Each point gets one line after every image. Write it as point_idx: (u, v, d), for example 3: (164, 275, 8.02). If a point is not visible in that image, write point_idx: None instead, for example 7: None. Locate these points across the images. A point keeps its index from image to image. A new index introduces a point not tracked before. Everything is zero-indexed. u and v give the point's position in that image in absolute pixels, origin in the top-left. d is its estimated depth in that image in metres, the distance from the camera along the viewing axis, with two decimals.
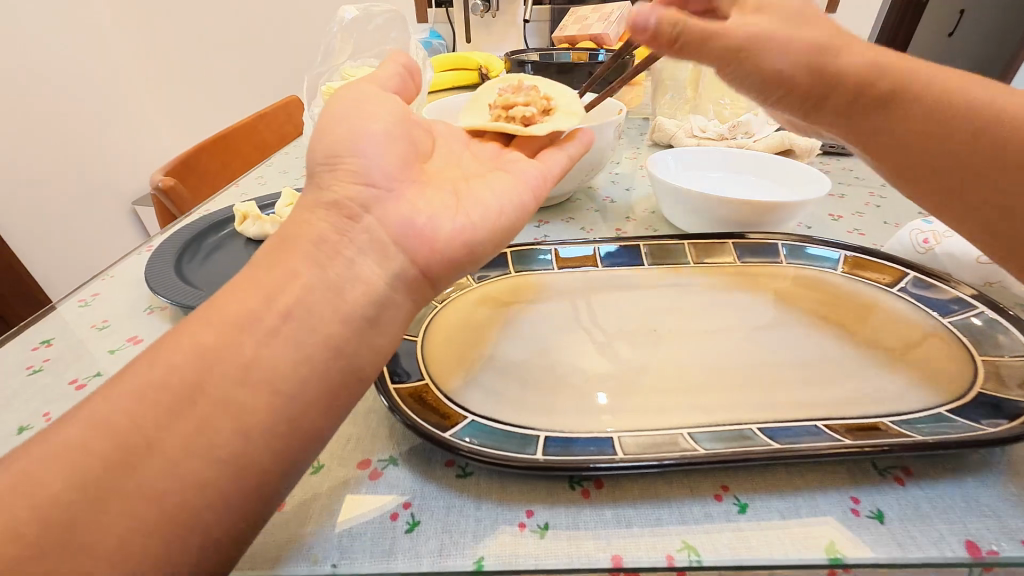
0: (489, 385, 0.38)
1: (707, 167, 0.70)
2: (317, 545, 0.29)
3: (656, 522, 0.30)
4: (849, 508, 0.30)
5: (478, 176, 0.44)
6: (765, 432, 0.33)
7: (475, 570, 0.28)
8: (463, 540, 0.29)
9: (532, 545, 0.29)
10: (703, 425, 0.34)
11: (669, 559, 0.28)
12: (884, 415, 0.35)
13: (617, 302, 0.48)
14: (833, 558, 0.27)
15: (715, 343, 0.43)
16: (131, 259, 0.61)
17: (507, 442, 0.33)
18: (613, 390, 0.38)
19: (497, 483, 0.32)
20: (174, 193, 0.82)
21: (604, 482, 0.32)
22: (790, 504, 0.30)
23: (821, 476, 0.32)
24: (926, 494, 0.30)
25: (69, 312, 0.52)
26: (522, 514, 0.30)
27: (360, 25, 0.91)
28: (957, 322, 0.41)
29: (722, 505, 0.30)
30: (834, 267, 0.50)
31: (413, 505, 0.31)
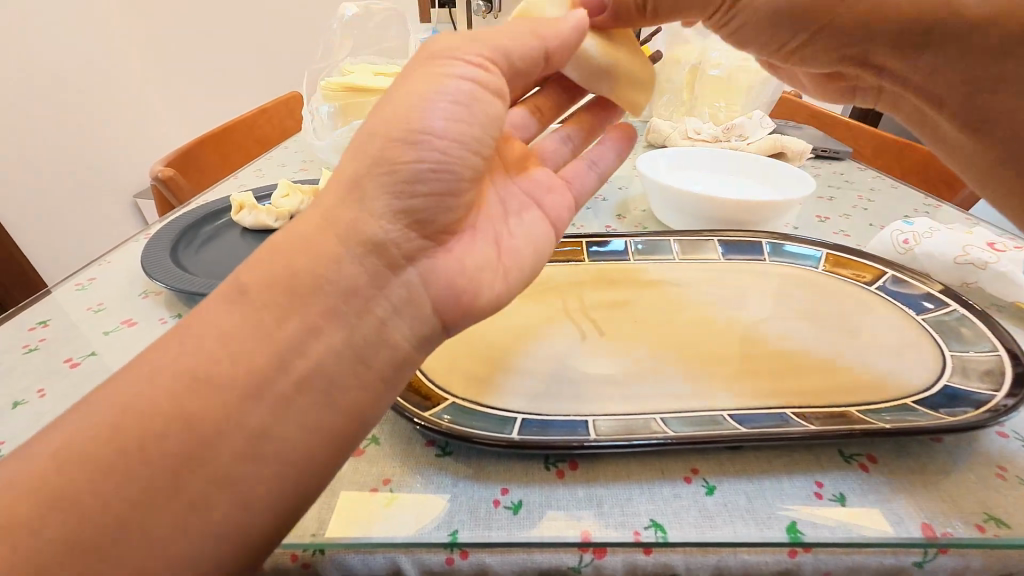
0: (475, 370, 0.39)
1: (697, 167, 0.71)
2: None
3: (626, 501, 0.31)
4: (813, 492, 0.31)
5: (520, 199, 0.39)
6: (734, 418, 0.35)
7: (449, 542, 0.29)
8: (440, 515, 0.30)
9: (505, 520, 0.30)
10: (678, 411, 0.36)
11: (636, 535, 0.29)
12: (854, 405, 0.36)
13: (602, 294, 0.49)
14: (793, 537, 0.28)
15: (698, 334, 0.44)
16: (128, 245, 0.62)
17: (486, 424, 0.34)
18: (597, 377, 0.39)
19: (475, 463, 0.33)
20: (174, 184, 0.83)
21: (578, 463, 0.33)
22: (756, 487, 0.31)
23: (788, 461, 0.33)
24: (887, 479, 0.31)
25: (66, 295, 0.53)
26: (498, 491, 0.32)
27: (361, 22, 0.92)
28: (930, 320, 0.43)
29: (691, 486, 0.31)
30: (815, 265, 0.51)
31: (393, 481, 0.32)
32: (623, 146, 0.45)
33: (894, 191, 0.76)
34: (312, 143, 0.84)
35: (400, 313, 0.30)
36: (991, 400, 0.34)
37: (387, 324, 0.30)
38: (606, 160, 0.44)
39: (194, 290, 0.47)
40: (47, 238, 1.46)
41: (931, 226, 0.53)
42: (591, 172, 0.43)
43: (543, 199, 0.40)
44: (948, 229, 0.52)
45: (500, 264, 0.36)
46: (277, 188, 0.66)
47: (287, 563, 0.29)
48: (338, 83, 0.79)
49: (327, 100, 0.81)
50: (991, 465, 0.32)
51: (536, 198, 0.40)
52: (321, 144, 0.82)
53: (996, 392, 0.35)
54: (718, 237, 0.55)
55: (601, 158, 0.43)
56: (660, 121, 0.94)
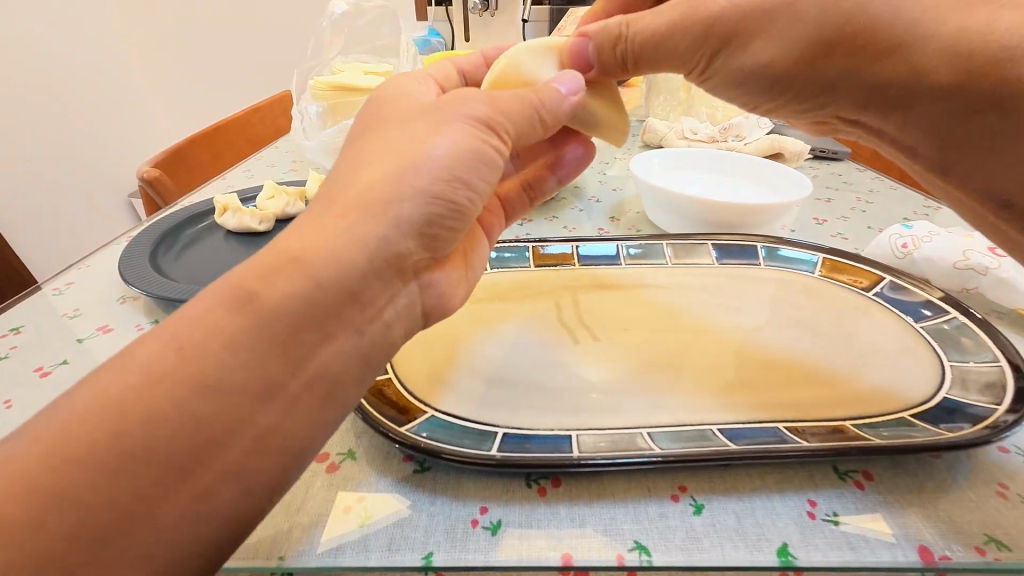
0: (456, 382, 0.37)
1: (692, 168, 0.70)
2: (267, 538, 0.29)
3: (609, 521, 0.29)
4: (806, 511, 0.30)
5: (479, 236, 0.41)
6: (724, 434, 0.33)
7: (424, 565, 0.27)
8: (415, 536, 0.29)
9: (483, 542, 0.28)
10: (665, 425, 0.34)
11: (619, 559, 0.27)
12: (850, 419, 0.34)
13: (592, 300, 0.48)
14: (784, 561, 0.27)
15: (688, 342, 0.43)
16: (109, 249, 0.61)
17: (466, 439, 0.32)
18: (584, 388, 0.38)
19: (453, 479, 0.32)
20: (159, 185, 0.82)
21: (561, 480, 0.32)
22: (747, 506, 0.30)
23: (779, 478, 0.32)
24: (883, 498, 0.30)
25: (41, 300, 0.52)
26: (476, 510, 0.30)
27: (351, 20, 0.91)
28: (929, 328, 0.41)
29: (678, 505, 0.30)
30: (811, 269, 0.50)
31: (367, 499, 0.31)
32: (571, 169, 0.47)
33: (893, 192, 0.75)
34: (301, 143, 0.82)
35: (395, 320, 0.31)
36: (991, 415, 0.33)
37: (390, 327, 0.30)
38: (545, 188, 0.47)
39: (172, 296, 0.46)
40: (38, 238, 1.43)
41: (930, 230, 0.52)
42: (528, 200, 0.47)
43: (489, 224, 0.43)
44: (947, 233, 0.51)
45: (466, 280, 0.38)
46: (263, 190, 0.64)
47: None
48: (327, 83, 0.78)
49: (317, 100, 0.80)
50: (991, 483, 0.31)
51: (485, 225, 0.43)
52: (311, 144, 0.80)
53: (996, 407, 0.33)
54: (712, 241, 0.54)
55: (541, 187, 0.47)
56: (655, 121, 0.92)
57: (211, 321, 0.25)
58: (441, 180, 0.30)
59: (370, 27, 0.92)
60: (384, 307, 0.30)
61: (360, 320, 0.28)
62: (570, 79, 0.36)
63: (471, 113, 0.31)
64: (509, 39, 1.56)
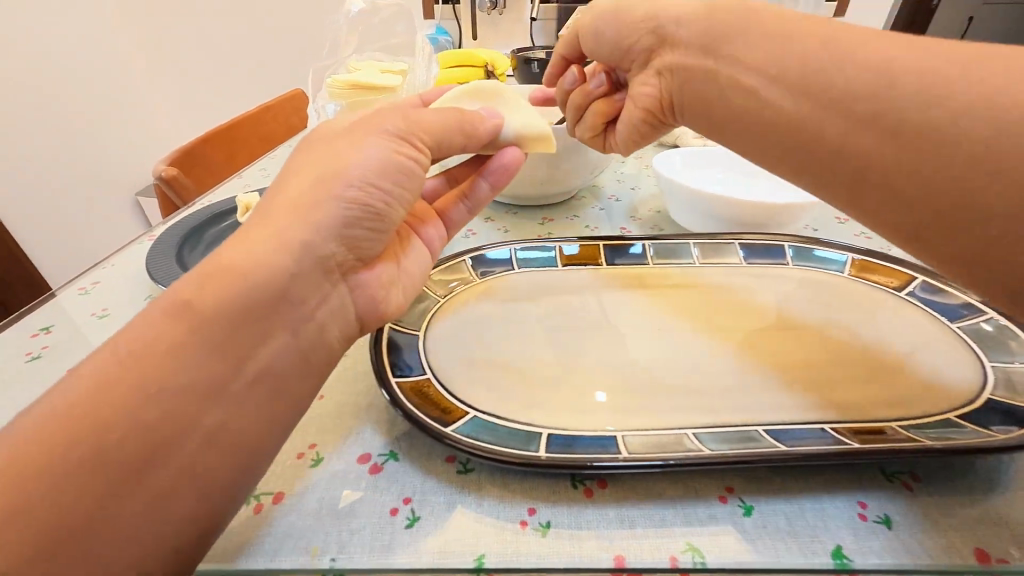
0: (492, 382, 0.37)
1: (712, 167, 0.70)
2: (315, 540, 0.28)
3: (660, 522, 0.29)
4: (857, 513, 0.29)
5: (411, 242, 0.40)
6: (771, 434, 0.33)
7: (476, 568, 0.27)
8: (465, 537, 0.29)
9: (534, 544, 0.28)
10: (709, 425, 0.34)
11: (673, 561, 0.27)
12: (894, 420, 0.34)
13: (623, 300, 0.48)
14: (840, 563, 0.27)
15: (724, 342, 0.42)
16: (132, 248, 0.61)
17: (511, 440, 0.32)
18: (622, 389, 0.38)
19: (498, 480, 0.32)
20: (177, 184, 0.81)
21: (607, 482, 0.32)
22: (797, 508, 0.30)
23: (827, 479, 0.31)
24: (934, 500, 0.30)
25: (70, 300, 0.52)
26: (524, 512, 0.30)
27: (366, 19, 0.91)
28: (967, 328, 0.41)
29: (727, 506, 0.30)
30: (841, 269, 0.50)
31: (414, 500, 0.31)
32: (502, 175, 0.44)
33: None
34: None
35: (328, 320, 0.32)
36: None
37: (325, 329, 0.32)
38: (478, 193, 0.45)
39: None
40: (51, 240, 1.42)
41: None
42: (463, 208, 0.45)
43: (420, 228, 0.42)
44: None
45: (400, 282, 0.38)
46: None
47: None
48: (344, 82, 0.77)
49: (334, 98, 0.79)
50: None
51: (416, 228, 0.42)
52: None
53: None
54: (740, 240, 0.53)
55: (474, 193, 0.44)
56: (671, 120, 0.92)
57: (222, 321, 0.27)
58: (361, 189, 0.32)
59: (385, 25, 0.92)
60: (320, 309, 0.31)
61: (297, 320, 0.30)
62: (494, 115, 0.43)
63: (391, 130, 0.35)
64: (516, 37, 1.55)
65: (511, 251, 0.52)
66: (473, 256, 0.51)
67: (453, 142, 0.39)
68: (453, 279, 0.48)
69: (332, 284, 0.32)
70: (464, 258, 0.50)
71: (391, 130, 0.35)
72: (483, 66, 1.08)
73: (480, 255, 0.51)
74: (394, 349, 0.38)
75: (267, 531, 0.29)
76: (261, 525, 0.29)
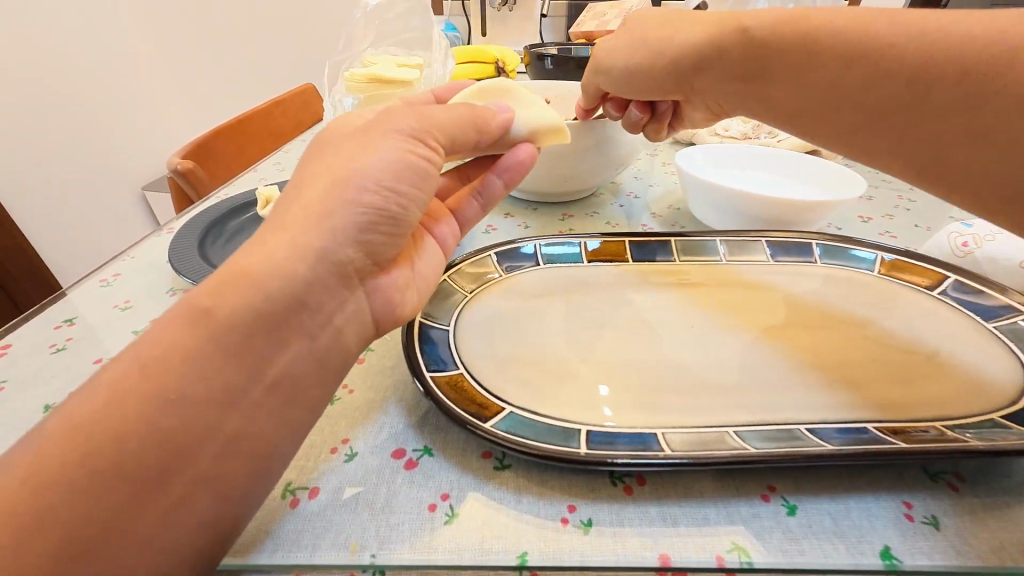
0: (525, 379, 0.37)
1: (733, 165, 0.69)
2: (354, 535, 0.28)
3: (704, 521, 0.29)
4: (903, 513, 0.29)
5: (422, 243, 0.39)
6: (815, 433, 0.32)
7: (518, 565, 0.27)
8: (507, 534, 0.28)
9: (577, 541, 0.28)
10: (748, 424, 0.33)
11: (719, 560, 0.27)
12: (937, 419, 0.34)
13: (649, 297, 0.47)
14: (890, 565, 0.26)
15: (757, 342, 0.42)
16: (152, 241, 0.60)
17: (550, 436, 0.32)
18: (657, 386, 0.37)
19: (536, 477, 0.31)
20: (192, 176, 0.81)
21: (646, 479, 0.31)
22: (842, 508, 0.29)
23: (870, 479, 0.31)
24: (980, 502, 0.29)
25: (92, 292, 0.52)
26: (564, 509, 0.30)
27: (382, 13, 0.91)
28: (1004, 328, 0.40)
29: (770, 506, 0.30)
30: (870, 267, 0.49)
31: (451, 496, 0.30)
32: (517, 171, 0.42)
33: None
34: None
35: (345, 324, 0.31)
36: None
37: (342, 332, 0.30)
38: (491, 188, 0.43)
39: None
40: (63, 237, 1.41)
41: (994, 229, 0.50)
42: (476, 204, 0.43)
43: (434, 227, 0.41)
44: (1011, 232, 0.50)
45: (414, 283, 0.36)
46: None
47: None
48: (362, 75, 0.76)
49: (351, 93, 0.79)
50: None
51: (429, 227, 0.40)
52: None
53: None
54: (767, 238, 0.53)
55: (487, 188, 0.43)
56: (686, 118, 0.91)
57: (250, 316, 0.26)
58: (376, 193, 0.30)
59: (400, 20, 0.91)
60: (337, 314, 0.30)
61: (314, 325, 0.29)
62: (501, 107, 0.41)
63: (405, 133, 0.32)
64: (525, 35, 1.55)
65: (532, 246, 0.51)
66: (498, 251, 0.50)
67: (466, 138, 0.37)
68: (479, 274, 0.48)
69: (350, 290, 0.31)
70: (489, 253, 0.49)
71: (403, 128, 0.33)
72: (496, 63, 1.07)
73: (506, 251, 0.50)
74: (425, 345, 0.38)
75: (304, 525, 0.28)
76: (298, 518, 0.29)
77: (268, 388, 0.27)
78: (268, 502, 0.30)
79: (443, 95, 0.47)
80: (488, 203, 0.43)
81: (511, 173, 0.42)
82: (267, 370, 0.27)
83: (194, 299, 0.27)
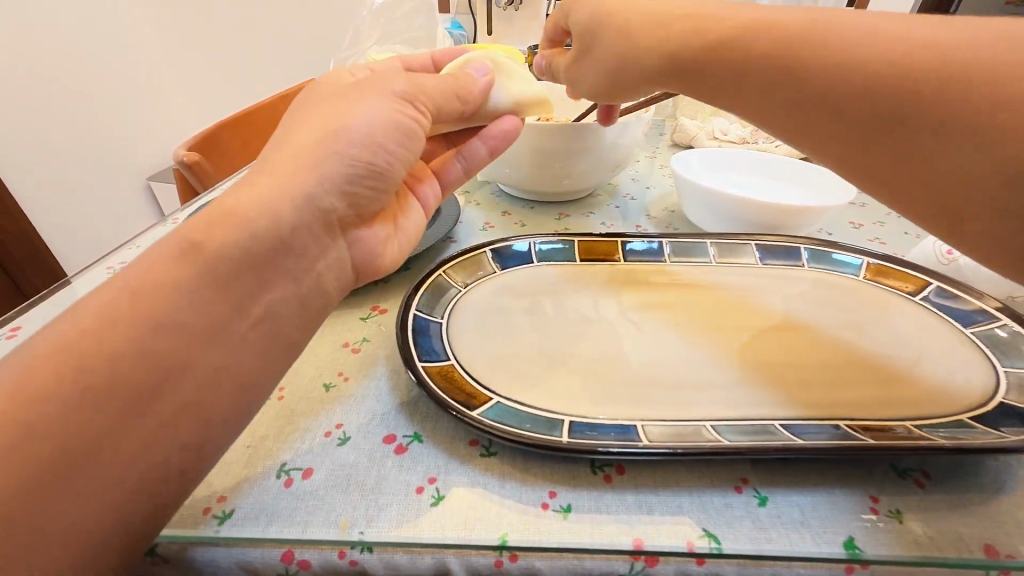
0: (514, 371, 0.38)
1: (728, 169, 0.70)
2: (345, 513, 0.29)
3: (677, 509, 0.30)
4: (869, 507, 0.30)
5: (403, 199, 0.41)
6: (789, 429, 0.34)
7: (499, 545, 0.28)
8: (488, 515, 0.30)
9: (555, 524, 0.29)
10: (725, 418, 0.35)
11: (690, 545, 0.28)
12: (908, 419, 0.35)
13: (637, 296, 0.49)
14: (852, 553, 0.28)
15: (741, 342, 0.43)
16: (157, 231, 0.62)
17: (535, 425, 0.33)
18: (641, 382, 0.38)
19: (519, 464, 0.33)
20: (198, 168, 0.82)
21: (625, 468, 0.33)
22: (811, 501, 0.31)
23: (840, 474, 0.32)
24: (944, 498, 0.31)
25: (99, 277, 0.53)
26: (545, 494, 0.31)
27: (388, 11, 0.92)
28: (980, 334, 0.42)
29: (742, 496, 0.31)
30: (856, 272, 0.50)
31: (438, 480, 0.32)
32: (500, 141, 0.45)
33: None
34: None
35: (326, 270, 0.33)
36: None
37: (323, 277, 0.32)
38: (474, 152, 0.45)
39: None
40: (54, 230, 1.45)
41: None
42: (459, 166, 0.45)
43: (417, 187, 0.43)
44: None
45: (397, 238, 0.39)
46: None
47: (334, 562, 0.28)
48: None
49: None
50: None
51: (412, 187, 0.43)
52: None
53: None
54: (756, 241, 0.54)
55: (470, 151, 0.45)
56: (687, 121, 0.92)
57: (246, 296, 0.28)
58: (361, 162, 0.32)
59: (406, 19, 0.92)
60: (319, 260, 0.32)
61: (297, 270, 0.31)
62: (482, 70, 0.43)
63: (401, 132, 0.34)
64: (531, 35, 1.55)
65: (527, 245, 0.53)
66: (493, 249, 0.51)
67: (453, 107, 0.40)
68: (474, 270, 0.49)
69: (332, 239, 0.33)
70: (485, 251, 0.51)
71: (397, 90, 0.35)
72: None
73: (500, 248, 0.52)
74: (418, 335, 0.39)
75: (297, 502, 0.30)
76: (292, 495, 0.30)
77: (252, 323, 0.29)
78: (263, 480, 0.31)
79: (442, 59, 0.49)
80: (468, 168, 0.46)
81: (494, 141, 0.45)
82: (253, 314, 0.29)
83: (186, 234, 0.28)
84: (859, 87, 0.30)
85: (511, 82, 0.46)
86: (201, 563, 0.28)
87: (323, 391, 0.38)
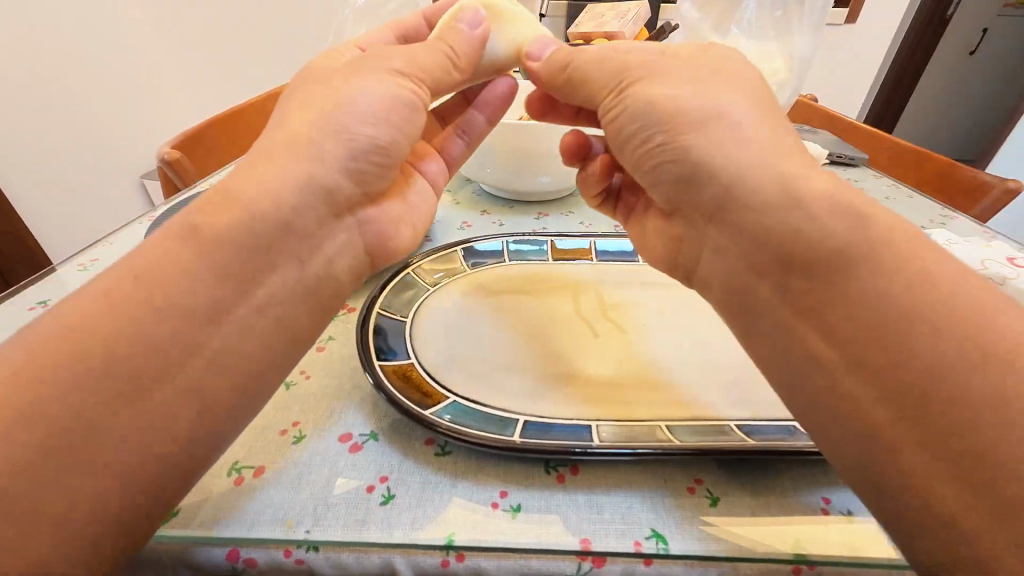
0: (473, 369, 0.38)
1: None
2: (292, 512, 0.29)
3: (627, 509, 0.30)
4: (820, 507, 0.30)
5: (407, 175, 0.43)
6: (743, 429, 0.34)
7: (445, 544, 0.28)
8: (437, 515, 0.29)
9: (503, 524, 0.29)
10: (682, 418, 0.35)
11: (637, 545, 0.28)
12: None
13: (607, 296, 0.48)
14: (799, 554, 0.27)
15: (707, 343, 0.43)
16: (132, 229, 0.62)
17: (488, 424, 0.33)
18: (601, 381, 0.38)
19: (474, 463, 0.33)
20: (180, 165, 0.82)
21: (579, 468, 0.32)
22: (762, 501, 0.31)
23: (794, 475, 0.32)
24: None
25: (69, 275, 0.53)
26: (496, 494, 0.31)
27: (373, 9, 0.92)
28: None
29: (694, 497, 0.31)
30: None
31: (390, 479, 0.31)
32: (495, 110, 0.47)
33: (909, 202, 0.76)
34: None
35: (336, 256, 0.34)
36: None
37: (333, 264, 0.33)
38: (474, 126, 0.48)
39: None
40: (49, 226, 1.42)
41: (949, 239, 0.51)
42: (461, 141, 0.48)
43: (421, 165, 0.45)
44: (966, 243, 0.51)
45: (407, 217, 0.41)
46: None
47: (279, 562, 0.28)
48: None
49: None
50: None
51: (417, 166, 0.44)
52: None
53: None
54: None
55: (470, 126, 0.47)
56: None
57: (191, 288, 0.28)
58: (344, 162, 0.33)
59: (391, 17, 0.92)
60: (326, 246, 0.33)
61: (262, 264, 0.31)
62: (472, 14, 0.40)
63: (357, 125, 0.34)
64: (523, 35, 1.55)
65: (500, 243, 0.53)
66: (464, 247, 0.52)
67: (449, 75, 0.39)
68: (444, 268, 0.49)
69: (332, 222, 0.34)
70: (456, 249, 0.51)
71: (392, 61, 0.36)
72: None
73: (472, 246, 0.52)
74: (381, 333, 0.39)
75: (244, 501, 0.30)
76: (241, 493, 0.30)
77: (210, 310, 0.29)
78: (213, 478, 0.31)
79: (434, 15, 0.46)
80: (467, 142, 0.48)
81: (489, 115, 0.47)
82: None
83: None
84: (847, 194, 0.28)
85: (512, 27, 0.43)
86: (146, 560, 0.28)
87: (283, 389, 0.38)
